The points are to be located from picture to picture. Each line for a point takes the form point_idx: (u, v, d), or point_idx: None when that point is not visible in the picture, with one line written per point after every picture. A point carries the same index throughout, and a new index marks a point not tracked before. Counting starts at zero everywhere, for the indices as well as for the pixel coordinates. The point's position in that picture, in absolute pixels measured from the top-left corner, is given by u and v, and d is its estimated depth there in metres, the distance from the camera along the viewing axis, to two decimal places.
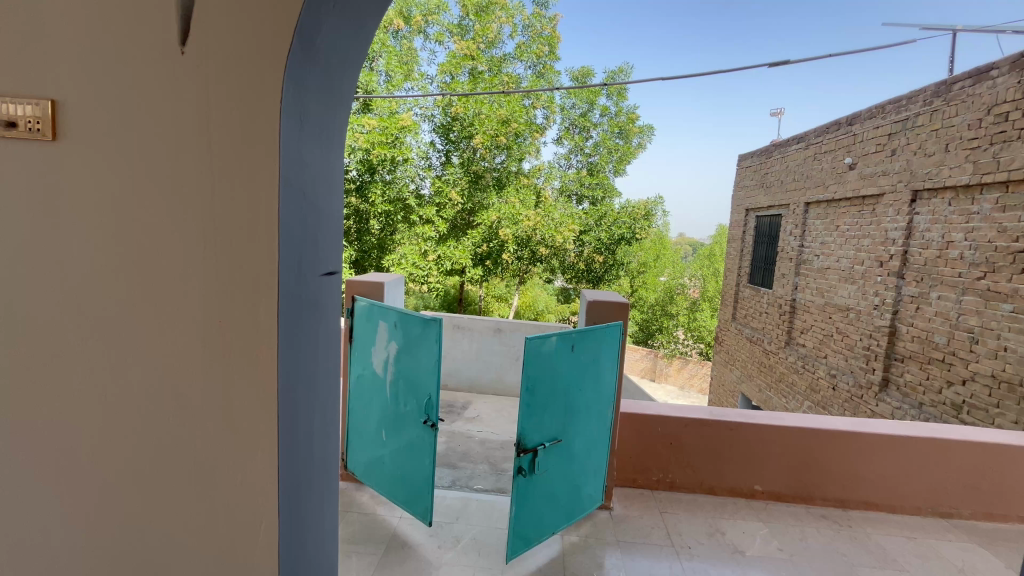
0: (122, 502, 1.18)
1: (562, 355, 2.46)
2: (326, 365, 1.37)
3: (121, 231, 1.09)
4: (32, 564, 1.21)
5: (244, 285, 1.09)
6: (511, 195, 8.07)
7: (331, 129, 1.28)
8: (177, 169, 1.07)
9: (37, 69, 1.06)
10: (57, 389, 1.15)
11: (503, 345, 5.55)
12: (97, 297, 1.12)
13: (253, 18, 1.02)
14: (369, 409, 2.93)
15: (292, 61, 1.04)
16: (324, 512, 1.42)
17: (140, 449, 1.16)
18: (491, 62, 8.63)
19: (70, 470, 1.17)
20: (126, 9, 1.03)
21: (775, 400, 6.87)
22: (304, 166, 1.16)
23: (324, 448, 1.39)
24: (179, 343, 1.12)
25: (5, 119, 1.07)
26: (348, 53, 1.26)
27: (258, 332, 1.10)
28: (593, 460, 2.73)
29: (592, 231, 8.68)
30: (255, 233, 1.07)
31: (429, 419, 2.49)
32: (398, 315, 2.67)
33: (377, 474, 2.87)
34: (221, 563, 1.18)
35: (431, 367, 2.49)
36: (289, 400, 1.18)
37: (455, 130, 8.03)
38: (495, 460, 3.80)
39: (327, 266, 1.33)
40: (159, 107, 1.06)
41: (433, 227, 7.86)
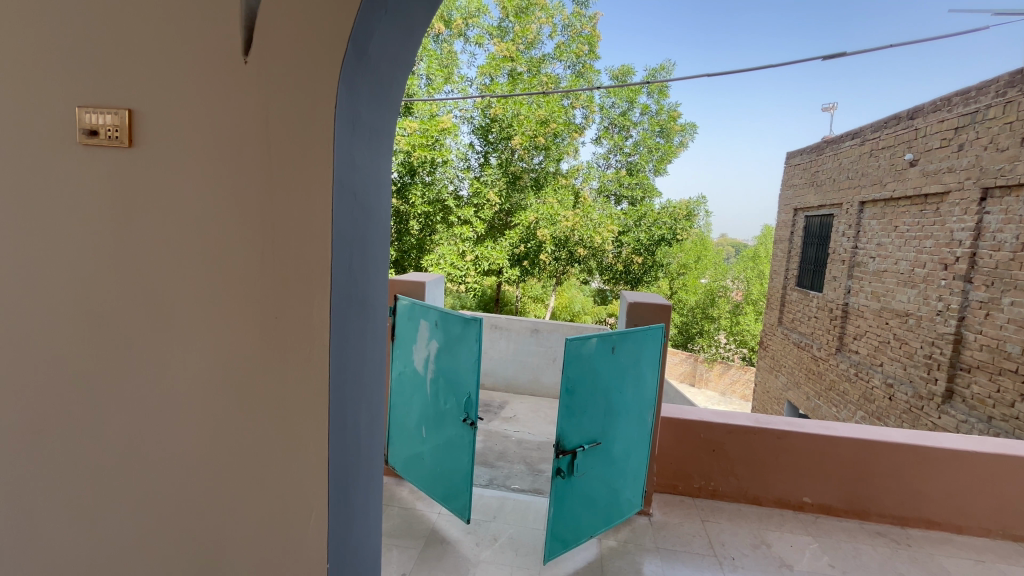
0: (186, 486, 1.25)
1: (602, 357, 2.43)
2: (372, 361, 1.40)
3: (187, 232, 1.16)
4: (105, 542, 1.30)
5: (298, 283, 1.14)
6: (549, 195, 8.12)
7: (382, 132, 1.32)
8: (239, 172, 1.13)
9: (117, 81, 1.14)
10: (130, 379, 1.23)
11: (540, 346, 5.55)
12: (166, 293, 1.19)
13: (311, 26, 1.06)
14: (409, 406, 2.99)
15: (346, 67, 1.08)
16: (370, 504, 1.46)
17: (202, 438, 1.23)
18: (531, 63, 8.64)
19: (140, 455, 1.25)
20: (196, 24, 1.10)
21: (825, 409, 6.55)
22: (355, 169, 1.20)
23: (369, 443, 1.43)
24: (239, 337, 1.18)
25: (87, 127, 1.15)
26: (398, 58, 1.29)
27: (311, 328, 1.15)
28: (632, 463, 2.69)
29: (631, 232, 8.54)
30: (311, 233, 1.12)
31: (469, 417, 2.53)
32: (439, 314, 2.71)
33: (417, 469, 2.93)
34: (274, 548, 1.23)
35: (471, 366, 2.52)
36: (339, 394, 1.22)
37: (494, 131, 8.11)
38: (531, 461, 3.80)
39: (375, 265, 1.36)
40: (224, 113, 1.12)
41: (471, 228, 7.94)
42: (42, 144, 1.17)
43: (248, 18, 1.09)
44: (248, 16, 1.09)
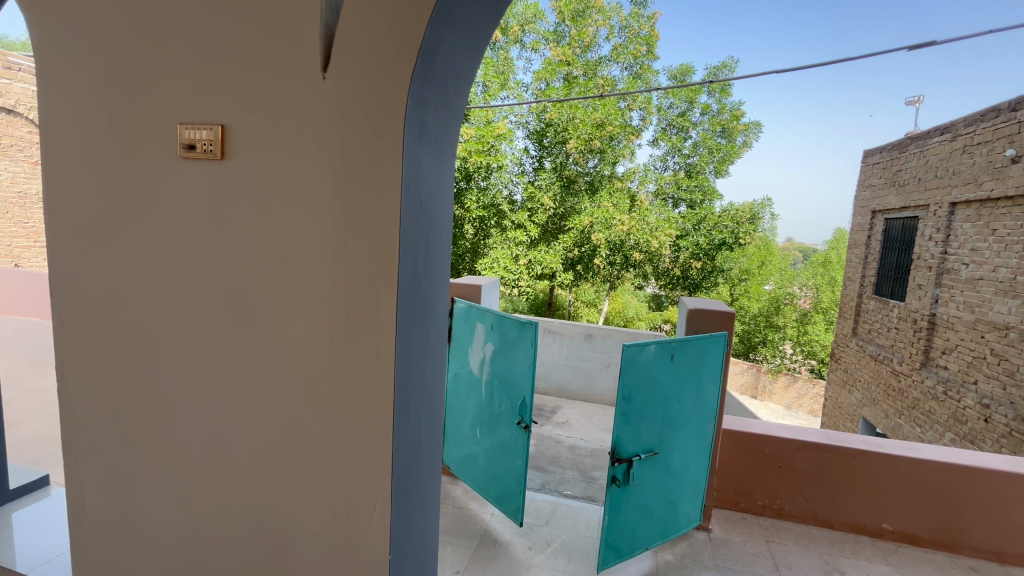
0: (263, 473, 1.35)
1: (660, 365, 2.37)
2: (434, 362, 1.44)
3: (268, 237, 1.25)
4: (195, 517, 1.44)
5: (367, 286, 1.20)
6: (604, 200, 8.06)
7: (447, 140, 1.36)
8: (314, 179, 1.21)
9: (212, 98, 1.26)
10: (220, 371, 1.35)
11: (594, 351, 5.49)
12: (248, 293, 1.29)
13: (384, 42, 1.12)
14: (464, 407, 3.05)
15: (415, 79, 1.13)
16: (429, 501, 1.50)
17: (277, 428, 1.32)
18: (587, 66, 8.60)
19: (224, 440, 1.37)
20: (283, 45, 1.18)
21: (906, 429, 6.01)
22: (421, 177, 1.25)
23: (430, 441, 1.47)
24: (311, 336, 1.26)
25: (188, 142, 1.28)
26: (465, 68, 1.32)
27: (378, 328, 1.20)
28: (691, 476, 2.59)
29: (690, 236, 8.27)
30: (379, 237, 1.17)
31: (523, 420, 2.54)
32: (495, 317, 2.75)
33: (471, 469, 2.98)
34: (339, 538, 1.30)
35: (526, 370, 2.53)
36: (402, 392, 1.27)
37: (549, 136, 8.14)
38: (584, 468, 3.75)
39: (437, 268, 1.41)
40: (303, 125, 1.20)
41: (525, 232, 8.02)
42: (151, 159, 1.32)
43: (326, 37, 1.16)
44: (326, 36, 1.17)
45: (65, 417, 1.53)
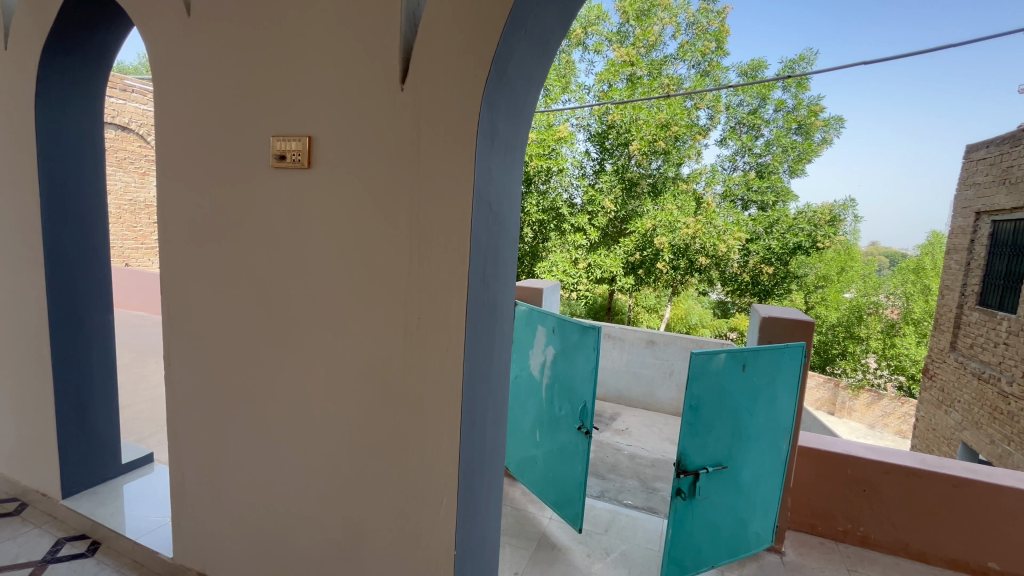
0: (338, 462, 1.43)
1: (731, 375, 2.26)
2: (499, 364, 1.46)
3: (349, 239, 1.33)
4: (278, 499, 1.55)
5: (440, 287, 1.24)
6: (668, 202, 7.84)
7: (517, 146, 1.37)
8: (392, 184, 1.27)
9: (300, 113, 1.36)
10: (302, 364, 1.45)
11: (656, 358, 5.33)
12: (328, 292, 1.38)
13: (460, 52, 1.15)
14: (524, 409, 3.08)
15: (489, 87, 1.15)
16: (492, 501, 1.52)
17: (353, 421, 1.39)
18: (651, 66, 8.40)
19: (305, 429, 1.47)
20: (366, 59, 1.26)
21: (1017, 458, 5.33)
22: (491, 181, 1.27)
23: (494, 441, 1.49)
24: (386, 335, 1.32)
25: (279, 153, 1.39)
26: (537, 74, 1.33)
27: (449, 329, 1.24)
28: (763, 493, 2.45)
29: (762, 239, 7.83)
30: (452, 240, 1.21)
31: (584, 426, 2.51)
32: (557, 321, 2.75)
33: (529, 472, 2.99)
34: (408, 529, 1.34)
35: (588, 375, 2.50)
36: (470, 392, 1.29)
37: (611, 138, 8.04)
38: (645, 478, 3.64)
39: (505, 271, 1.42)
40: (382, 135, 1.27)
41: (584, 236, 7.98)
42: (248, 169, 1.45)
43: (405, 50, 1.22)
44: (405, 49, 1.22)
45: (173, 400, 1.71)
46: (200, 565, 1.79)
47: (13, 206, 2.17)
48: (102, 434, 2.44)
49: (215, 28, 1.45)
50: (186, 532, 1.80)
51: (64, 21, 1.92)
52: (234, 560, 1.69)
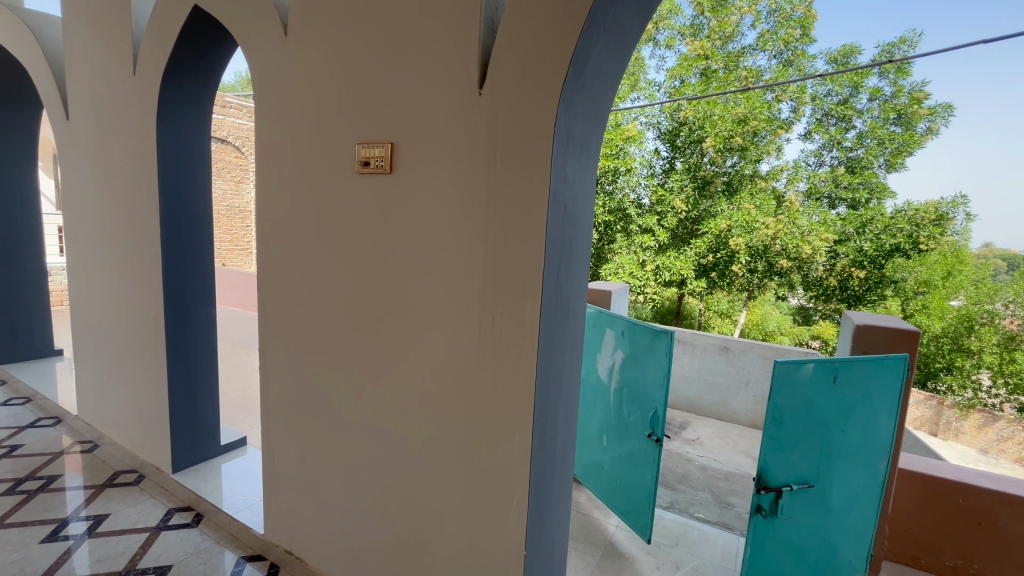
0: (413, 455, 1.49)
1: (819, 387, 2.10)
2: (571, 366, 1.43)
3: (428, 240, 1.38)
4: (357, 487, 1.64)
5: (514, 288, 1.25)
6: (744, 201, 7.51)
7: (593, 146, 1.34)
8: (469, 187, 1.30)
9: (383, 120, 1.43)
10: (381, 359, 1.52)
11: (730, 366, 5.06)
12: (407, 291, 1.44)
13: (538, 53, 1.15)
14: (591, 412, 3.04)
15: (567, 87, 1.14)
16: (563, 506, 1.50)
17: (427, 416, 1.44)
18: (727, 59, 8.02)
19: (383, 422, 1.54)
20: (446, 64, 1.30)
21: None
22: (566, 182, 1.25)
23: (565, 444, 1.47)
24: (460, 334, 1.35)
25: (364, 159, 1.47)
26: (616, 71, 1.29)
27: (522, 330, 1.25)
28: (857, 517, 2.24)
29: (852, 241, 7.23)
30: (527, 242, 1.22)
31: (654, 433, 2.43)
32: (626, 324, 2.69)
33: (596, 477, 2.94)
34: (479, 526, 1.37)
35: (659, 380, 2.42)
36: (542, 394, 1.29)
37: (682, 135, 7.78)
38: (719, 492, 3.45)
39: (578, 273, 1.40)
40: (459, 141, 1.30)
41: (653, 237, 7.76)
42: (336, 175, 1.55)
43: (483, 56, 1.24)
44: (483, 54, 1.25)
45: (268, 388, 1.86)
46: (290, 542, 1.94)
47: (138, 212, 2.46)
48: (205, 417, 2.71)
49: (309, 47, 1.57)
50: (277, 511, 1.96)
51: (179, 45, 2.15)
52: (317, 540, 1.82)
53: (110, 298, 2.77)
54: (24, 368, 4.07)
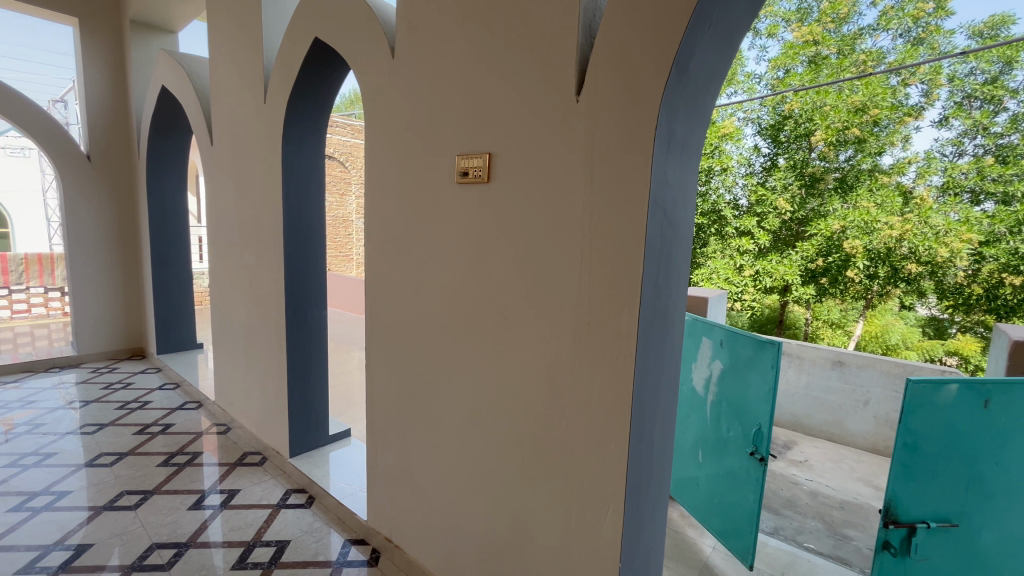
0: (507, 456, 1.52)
1: (967, 411, 1.82)
2: (670, 376, 1.37)
3: (525, 246, 1.41)
4: (452, 482, 1.72)
5: (613, 294, 1.23)
6: (862, 198, 6.74)
7: (696, 148, 1.28)
8: (566, 193, 1.30)
9: (481, 132, 1.49)
10: (477, 361, 1.58)
11: (845, 383, 4.55)
12: (503, 295, 1.49)
13: (638, 57, 1.13)
14: (685, 424, 2.89)
15: (669, 88, 1.10)
16: (661, 524, 1.44)
17: (521, 419, 1.47)
18: (842, 43, 7.25)
19: (478, 421, 1.60)
20: (544, 73, 1.32)
21: None
22: (666, 185, 1.20)
23: (662, 458, 1.40)
24: (555, 339, 1.37)
25: (462, 170, 1.54)
26: (723, 68, 1.22)
27: (620, 336, 1.23)
28: (1012, 567, 1.91)
29: (1005, 242, 6.11)
30: (627, 247, 1.20)
31: (758, 451, 2.25)
32: (725, 333, 2.54)
33: (691, 493, 2.79)
34: (572, 532, 1.37)
35: (764, 395, 2.24)
36: (639, 402, 1.25)
37: (787, 129, 7.25)
38: (832, 522, 3.11)
39: (680, 281, 1.33)
40: (555, 148, 1.32)
41: (752, 240, 7.24)
42: (436, 186, 1.65)
43: (581, 63, 1.25)
44: (581, 61, 1.25)
45: (375, 383, 2.02)
46: (391, 529, 2.07)
47: (266, 224, 2.79)
48: (317, 409, 2.98)
49: (413, 67, 1.68)
50: (380, 500, 2.10)
51: (302, 73, 2.41)
52: (414, 529, 1.93)
53: (242, 298, 3.16)
54: (174, 358, 4.77)
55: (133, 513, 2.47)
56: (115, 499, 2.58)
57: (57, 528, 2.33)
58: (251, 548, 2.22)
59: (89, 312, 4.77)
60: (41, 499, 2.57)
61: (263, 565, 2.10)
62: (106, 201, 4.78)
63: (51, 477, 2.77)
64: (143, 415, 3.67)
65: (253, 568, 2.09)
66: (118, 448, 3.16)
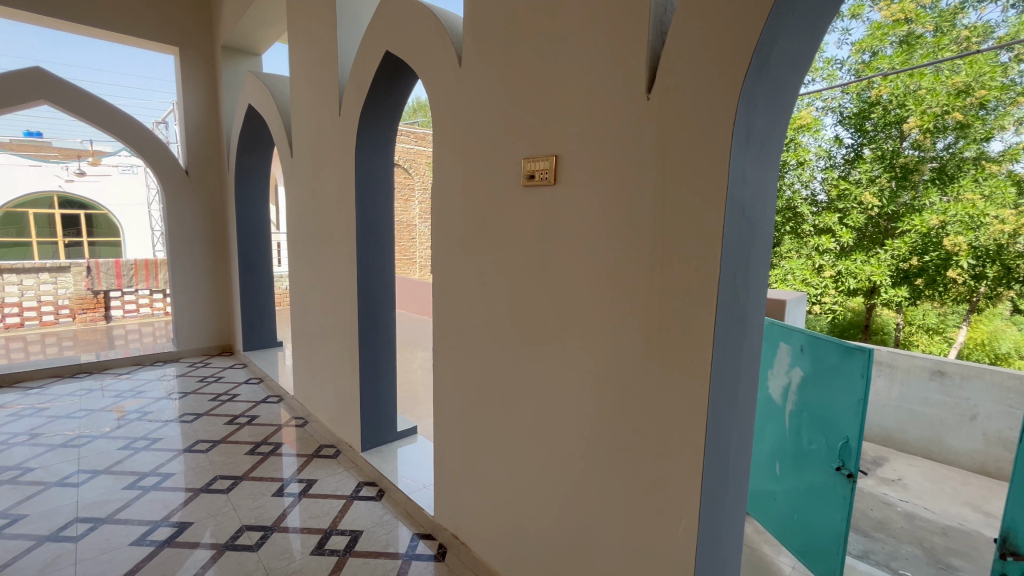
0: (575, 460, 1.51)
1: None
2: (748, 384, 1.29)
3: (592, 249, 1.40)
4: (518, 483, 1.74)
5: (686, 296, 1.19)
6: (966, 191, 6.06)
7: (777, 143, 1.20)
8: (637, 193, 1.28)
9: (548, 135, 1.50)
10: (544, 363, 1.59)
11: (947, 395, 4.10)
12: (571, 298, 1.48)
13: (713, 51, 1.09)
14: (761, 435, 2.73)
15: (748, 81, 1.05)
16: (738, 539, 1.37)
17: (588, 421, 1.46)
18: (940, 17, 6.49)
19: (545, 422, 1.61)
20: (612, 73, 1.30)
21: None
22: (745, 183, 1.14)
23: (739, 470, 1.32)
24: (625, 343, 1.34)
25: (529, 173, 1.56)
26: (809, 56, 1.14)
27: (695, 340, 1.18)
28: None
29: None
30: (702, 248, 1.15)
31: (846, 467, 2.08)
32: (805, 338, 2.37)
33: (768, 509, 2.63)
34: (643, 541, 1.33)
35: (852, 406, 2.07)
36: (715, 409, 1.19)
37: (874, 117, 6.67)
38: (933, 549, 2.81)
39: (760, 284, 1.26)
40: (624, 148, 1.29)
41: (833, 238, 6.84)
42: (503, 190, 1.68)
43: (652, 60, 1.22)
44: (652, 57, 1.22)
45: (443, 382, 2.08)
46: (457, 526, 2.12)
47: (341, 230, 2.96)
48: (386, 407, 3.10)
49: (481, 75, 1.72)
50: (447, 498, 2.16)
51: (374, 86, 2.54)
52: (479, 526, 1.97)
53: (319, 299, 3.37)
54: (258, 355, 5.17)
55: (226, 496, 2.70)
56: (211, 483, 2.83)
57: (163, 506, 2.60)
58: (328, 536, 2.35)
59: (188, 311, 5.29)
60: (149, 479, 2.87)
61: (339, 552, 2.22)
62: (202, 211, 5.28)
63: (158, 459, 3.10)
64: (233, 407, 4.02)
65: (330, 554, 2.21)
66: (212, 436, 3.47)
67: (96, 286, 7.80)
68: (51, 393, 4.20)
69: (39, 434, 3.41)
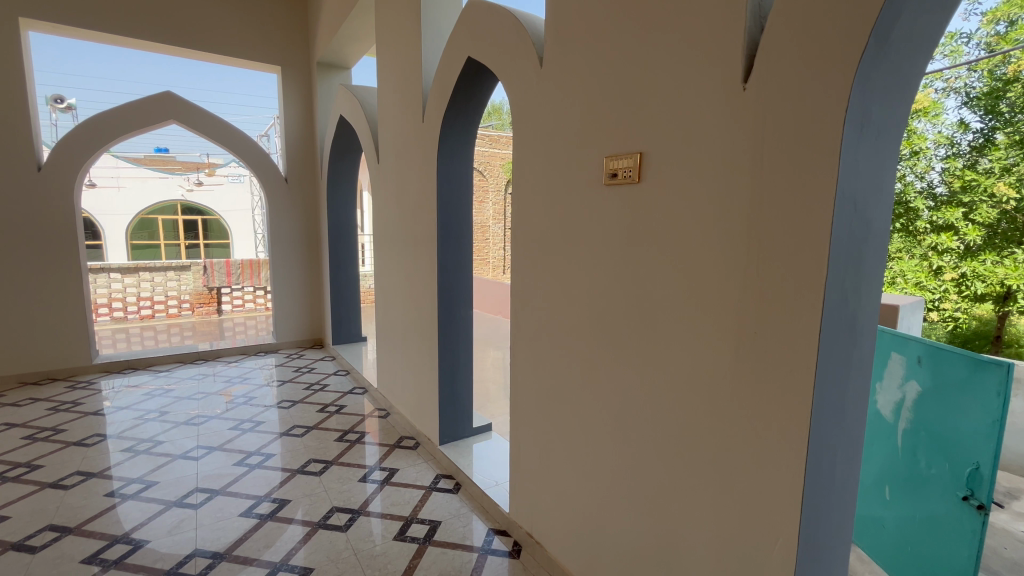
0: (658, 467, 1.46)
1: None
2: (857, 398, 1.17)
3: (680, 249, 1.34)
4: (596, 486, 1.71)
5: (786, 298, 1.10)
6: None
7: (898, 131, 1.08)
8: (730, 189, 1.21)
9: (632, 132, 1.47)
10: (625, 365, 1.56)
11: None
12: (656, 299, 1.43)
13: (820, 35, 1.00)
14: (867, 454, 2.47)
15: (864, 64, 0.95)
16: (842, 565, 1.24)
17: (673, 427, 1.40)
18: None
19: (626, 425, 1.57)
20: (704, 64, 1.24)
21: None
22: (858, 175, 1.04)
23: (846, 491, 1.20)
24: (715, 347, 1.27)
25: (611, 171, 1.53)
26: (938, 34, 1.02)
27: (796, 346, 1.09)
28: None
29: None
30: (806, 246, 1.06)
31: (976, 498, 1.84)
32: (924, 349, 2.10)
33: (873, 536, 2.38)
34: (732, 556, 1.26)
35: (986, 428, 1.81)
36: (819, 422, 1.09)
37: (1009, 96, 5.84)
38: None
39: (875, 288, 1.13)
40: (716, 141, 1.23)
41: (957, 237, 5.96)
42: (584, 189, 1.66)
43: (750, 48, 1.15)
44: (749, 46, 1.15)
45: (520, 381, 2.10)
46: (532, 524, 2.14)
47: (422, 231, 3.09)
48: (463, 404, 3.19)
49: (563, 75, 1.72)
50: (523, 495, 2.18)
51: (455, 92, 2.62)
52: (555, 526, 1.97)
53: (402, 297, 3.54)
54: (345, 349, 5.54)
55: (319, 478, 2.92)
56: (305, 465, 3.08)
57: (266, 483, 2.86)
58: (409, 523, 2.46)
59: (285, 307, 5.79)
60: (255, 458, 3.18)
61: (419, 540, 2.32)
62: (298, 215, 5.76)
63: (261, 440, 3.42)
64: (323, 396, 4.34)
65: (411, 541, 2.32)
66: (306, 422, 3.77)
67: (211, 282, 8.87)
68: (175, 376, 4.81)
69: (167, 412, 3.90)
